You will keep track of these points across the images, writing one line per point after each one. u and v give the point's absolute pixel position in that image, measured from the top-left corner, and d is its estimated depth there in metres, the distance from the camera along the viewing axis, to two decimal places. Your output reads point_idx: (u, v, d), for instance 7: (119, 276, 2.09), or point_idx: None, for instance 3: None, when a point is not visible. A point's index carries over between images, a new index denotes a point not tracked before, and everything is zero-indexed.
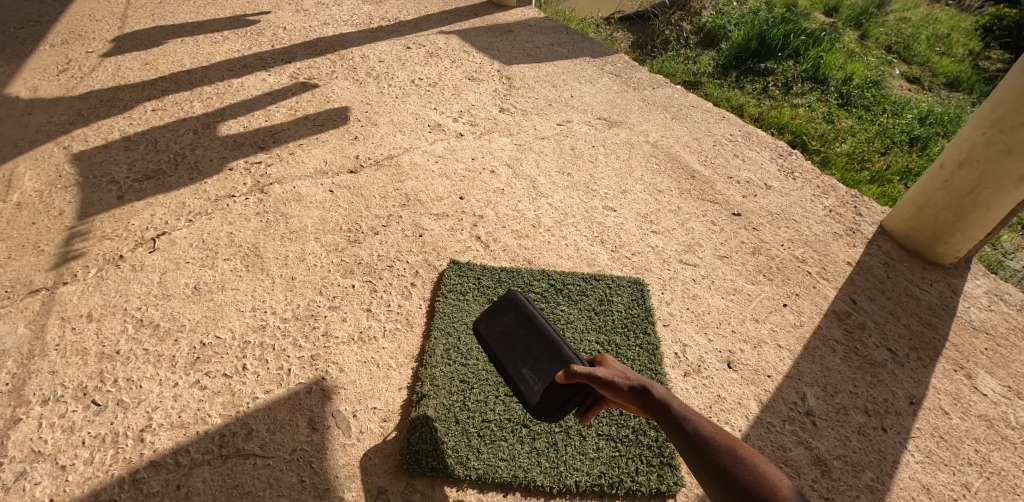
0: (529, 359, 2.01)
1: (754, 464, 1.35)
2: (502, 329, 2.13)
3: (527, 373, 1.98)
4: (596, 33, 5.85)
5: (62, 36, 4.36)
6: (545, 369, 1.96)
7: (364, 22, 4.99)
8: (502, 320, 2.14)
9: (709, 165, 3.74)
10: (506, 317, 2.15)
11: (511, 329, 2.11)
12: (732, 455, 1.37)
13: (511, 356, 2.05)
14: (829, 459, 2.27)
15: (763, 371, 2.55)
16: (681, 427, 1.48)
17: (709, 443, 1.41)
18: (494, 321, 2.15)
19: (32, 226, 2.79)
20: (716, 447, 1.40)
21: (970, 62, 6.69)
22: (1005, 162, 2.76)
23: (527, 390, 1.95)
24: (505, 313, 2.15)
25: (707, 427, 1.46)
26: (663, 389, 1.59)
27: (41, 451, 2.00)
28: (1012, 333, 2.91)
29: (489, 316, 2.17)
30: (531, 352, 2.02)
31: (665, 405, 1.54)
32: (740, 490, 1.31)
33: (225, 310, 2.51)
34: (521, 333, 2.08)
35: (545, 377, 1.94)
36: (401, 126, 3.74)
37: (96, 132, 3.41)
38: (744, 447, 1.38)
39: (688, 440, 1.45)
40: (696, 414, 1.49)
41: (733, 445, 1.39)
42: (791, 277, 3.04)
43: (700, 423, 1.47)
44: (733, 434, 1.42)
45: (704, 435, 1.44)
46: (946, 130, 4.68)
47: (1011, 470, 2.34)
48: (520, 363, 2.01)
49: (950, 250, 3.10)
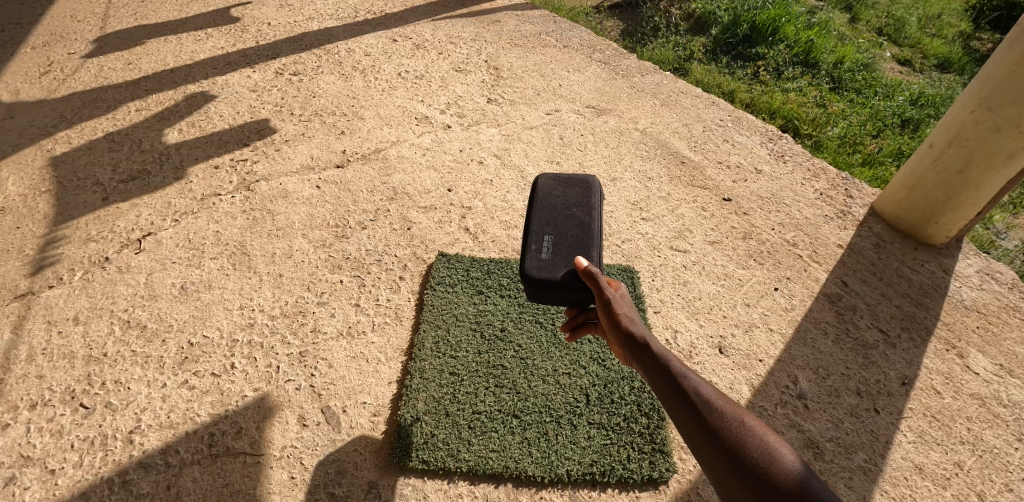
0: (560, 232, 1.65)
1: (758, 435, 1.18)
2: (559, 194, 1.76)
3: (549, 241, 1.62)
4: (585, 21, 5.77)
5: (43, 38, 4.29)
6: (565, 247, 1.61)
7: (350, 16, 4.94)
8: (567, 191, 1.77)
9: (699, 151, 3.72)
10: (573, 190, 1.78)
11: (565, 200, 1.74)
12: (734, 424, 1.20)
13: (549, 219, 1.68)
14: (821, 442, 2.28)
15: (755, 356, 2.55)
16: (677, 387, 1.29)
17: (708, 407, 1.23)
18: (564, 185, 1.79)
19: (16, 230, 2.75)
20: (716, 412, 1.22)
21: (961, 43, 6.68)
22: (994, 141, 2.76)
23: (535, 250, 1.60)
24: (576, 188, 1.78)
25: (707, 388, 1.28)
26: (662, 347, 1.40)
27: (29, 456, 1.98)
28: (1003, 311, 2.91)
29: (562, 182, 1.80)
30: (567, 224, 1.67)
31: (662, 363, 1.36)
32: (741, 465, 1.13)
33: (213, 310, 2.48)
34: (574, 211, 1.71)
35: (564, 254, 1.60)
36: (388, 120, 3.71)
37: (80, 134, 3.36)
38: (749, 415, 1.21)
39: (685, 402, 1.26)
40: (696, 374, 1.31)
41: (736, 411, 1.22)
42: (782, 261, 3.03)
43: (701, 383, 1.29)
44: (737, 402, 1.24)
45: (704, 397, 1.26)
46: (937, 112, 4.67)
47: (1003, 448, 2.35)
48: (549, 229, 1.65)
49: (941, 230, 3.10)
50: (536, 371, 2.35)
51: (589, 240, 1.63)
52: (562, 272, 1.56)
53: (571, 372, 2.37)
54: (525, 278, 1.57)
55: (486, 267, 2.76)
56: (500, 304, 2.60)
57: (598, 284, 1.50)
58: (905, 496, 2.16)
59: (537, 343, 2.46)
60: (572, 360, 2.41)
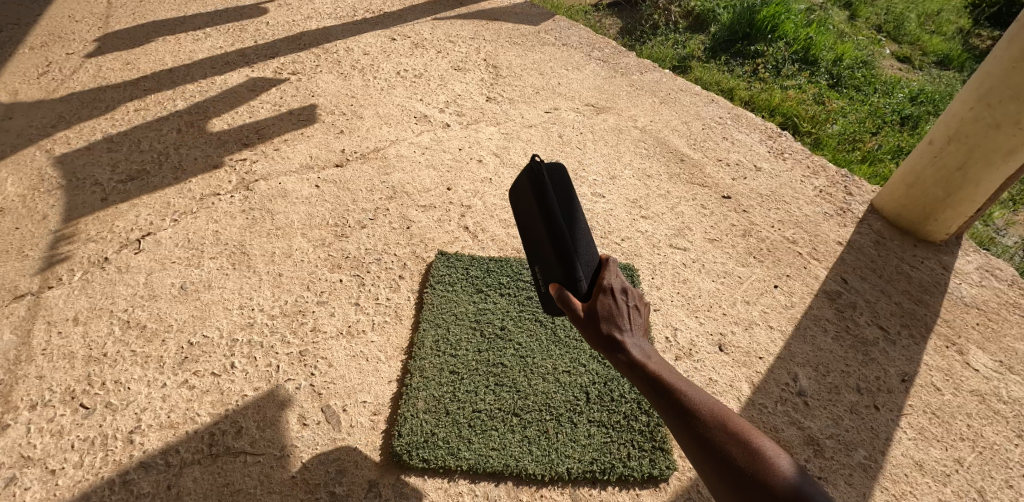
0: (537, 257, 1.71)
1: (746, 438, 1.21)
2: (523, 214, 1.78)
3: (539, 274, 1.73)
4: (584, 19, 5.76)
5: (41, 38, 4.29)
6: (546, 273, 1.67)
7: (348, 15, 4.93)
8: (524, 205, 1.77)
9: (699, 149, 3.71)
10: (527, 196, 1.76)
11: (526, 217, 1.76)
12: (722, 429, 1.23)
13: (529, 248, 1.76)
14: (821, 439, 2.28)
15: (755, 353, 2.55)
16: (663, 396, 1.31)
17: (696, 414, 1.26)
18: (519, 199, 1.80)
19: (15, 231, 2.75)
20: (703, 419, 1.25)
21: (960, 40, 6.67)
22: (994, 137, 2.76)
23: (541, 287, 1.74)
24: (527, 192, 1.75)
25: (693, 394, 1.30)
26: (643, 350, 1.40)
27: (30, 456, 1.98)
28: (1003, 308, 2.91)
29: (517, 197, 1.82)
30: (536, 245, 1.70)
31: (644, 371, 1.36)
32: (734, 472, 1.18)
33: (212, 309, 2.48)
34: (532, 222, 1.72)
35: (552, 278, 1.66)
36: (387, 119, 3.71)
37: (79, 135, 3.36)
38: (736, 419, 1.24)
39: (672, 411, 1.29)
40: (680, 380, 1.32)
41: (722, 415, 1.25)
42: (781, 258, 3.03)
43: (687, 389, 1.31)
44: (723, 405, 1.28)
45: (691, 404, 1.28)
46: (937, 109, 4.67)
47: (1003, 444, 2.35)
48: (533, 259, 1.75)
49: (940, 227, 3.10)
50: (536, 370, 2.35)
51: (549, 251, 1.61)
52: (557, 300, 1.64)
53: (571, 370, 2.37)
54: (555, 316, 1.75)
55: (486, 265, 2.76)
56: (500, 303, 2.60)
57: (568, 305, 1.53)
58: (905, 493, 2.17)
59: (537, 341, 2.46)
60: (572, 358, 2.41)
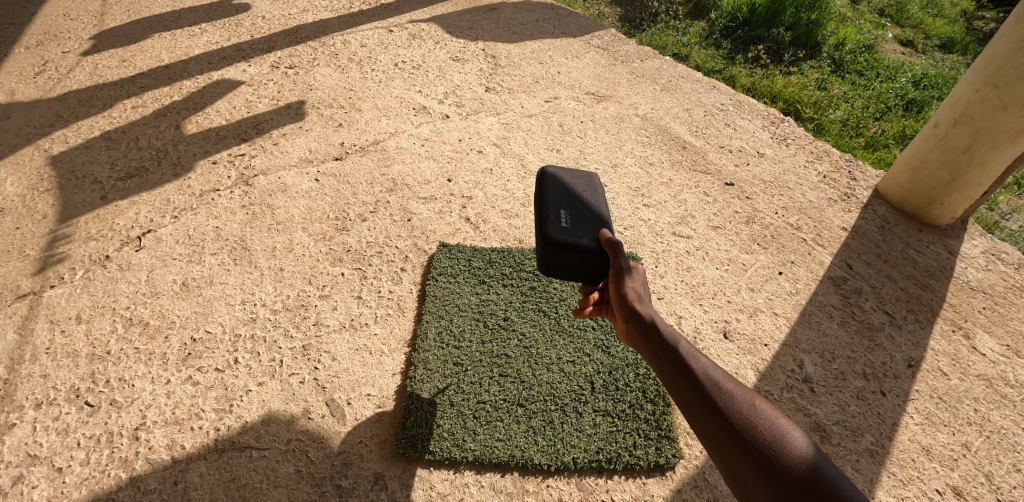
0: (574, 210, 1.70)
1: (767, 418, 1.18)
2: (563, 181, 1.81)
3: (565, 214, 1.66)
4: (584, 7, 5.59)
5: (37, 37, 4.26)
6: (586, 221, 1.66)
7: (344, 7, 4.89)
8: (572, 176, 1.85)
9: (700, 136, 3.68)
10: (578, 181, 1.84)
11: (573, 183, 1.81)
12: (745, 407, 1.20)
13: (561, 196, 1.73)
14: (828, 425, 2.27)
15: (760, 340, 2.54)
16: (687, 370, 1.30)
17: (719, 391, 1.24)
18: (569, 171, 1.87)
19: (15, 231, 2.74)
20: (723, 394, 1.23)
21: (965, 22, 6.55)
22: (1000, 118, 2.72)
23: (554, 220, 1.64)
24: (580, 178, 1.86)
25: (717, 371, 1.28)
26: (670, 328, 1.41)
27: (37, 454, 1.99)
28: (1010, 291, 2.89)
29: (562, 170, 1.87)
30: (579, 201, 1.73)
31: (672, 348, 1.36)
32: (751, 446, 1.13)
33: (214, 305, 2.48)
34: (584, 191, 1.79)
35: (580, 228, 1.64)
36: (386, 111, 3.68)
37: (77, 133, 3.34)
38: (758, 400, 1.21)
39: (691, 380, 1.27)
40: (703, 356, 1.32)
41: (744, 395, 1.23)
42: (786, 245, 3.01)
43: (709, 366, 1.29)
44: (744, 385, 1.25)
45: (712, 380, 1.26)
46: (940, 93, 4.60)
47: (1011, 428, 2.34)
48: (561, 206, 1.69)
49: (947, 210, 3.06)
50: (541, 360, 2.35)
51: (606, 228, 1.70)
52: (587, 244, 1.61)
53: (576, 359, 2.36)
54: (547, 242, 1.59)
55: (488, 256, 2.75)
56: (503, 293, 2.59)
57: (617, 250, 1.57)
58: (913, 479, 2.16)
59: (540, 330, 2.45)
60: (577, 348, 2.40)
